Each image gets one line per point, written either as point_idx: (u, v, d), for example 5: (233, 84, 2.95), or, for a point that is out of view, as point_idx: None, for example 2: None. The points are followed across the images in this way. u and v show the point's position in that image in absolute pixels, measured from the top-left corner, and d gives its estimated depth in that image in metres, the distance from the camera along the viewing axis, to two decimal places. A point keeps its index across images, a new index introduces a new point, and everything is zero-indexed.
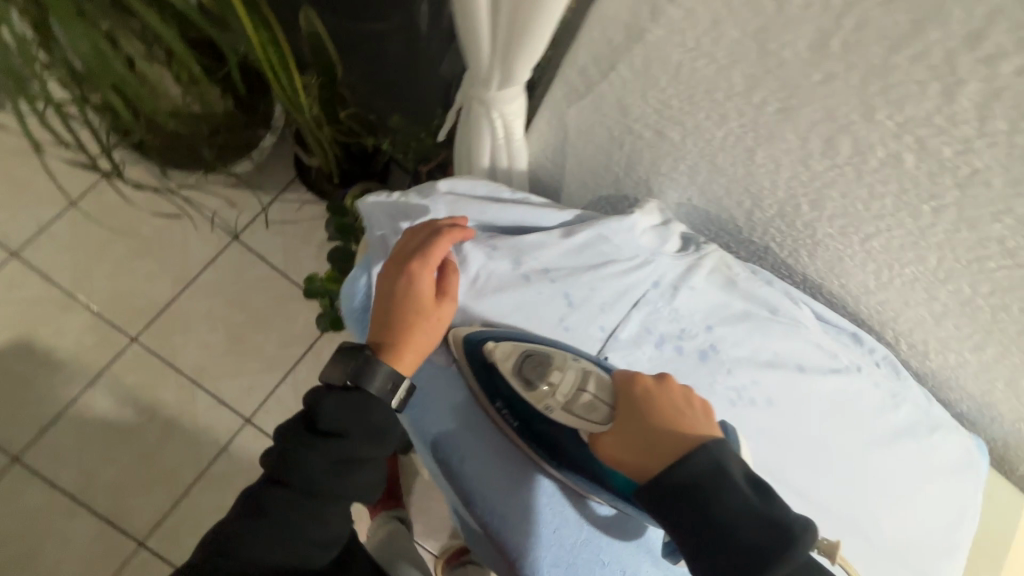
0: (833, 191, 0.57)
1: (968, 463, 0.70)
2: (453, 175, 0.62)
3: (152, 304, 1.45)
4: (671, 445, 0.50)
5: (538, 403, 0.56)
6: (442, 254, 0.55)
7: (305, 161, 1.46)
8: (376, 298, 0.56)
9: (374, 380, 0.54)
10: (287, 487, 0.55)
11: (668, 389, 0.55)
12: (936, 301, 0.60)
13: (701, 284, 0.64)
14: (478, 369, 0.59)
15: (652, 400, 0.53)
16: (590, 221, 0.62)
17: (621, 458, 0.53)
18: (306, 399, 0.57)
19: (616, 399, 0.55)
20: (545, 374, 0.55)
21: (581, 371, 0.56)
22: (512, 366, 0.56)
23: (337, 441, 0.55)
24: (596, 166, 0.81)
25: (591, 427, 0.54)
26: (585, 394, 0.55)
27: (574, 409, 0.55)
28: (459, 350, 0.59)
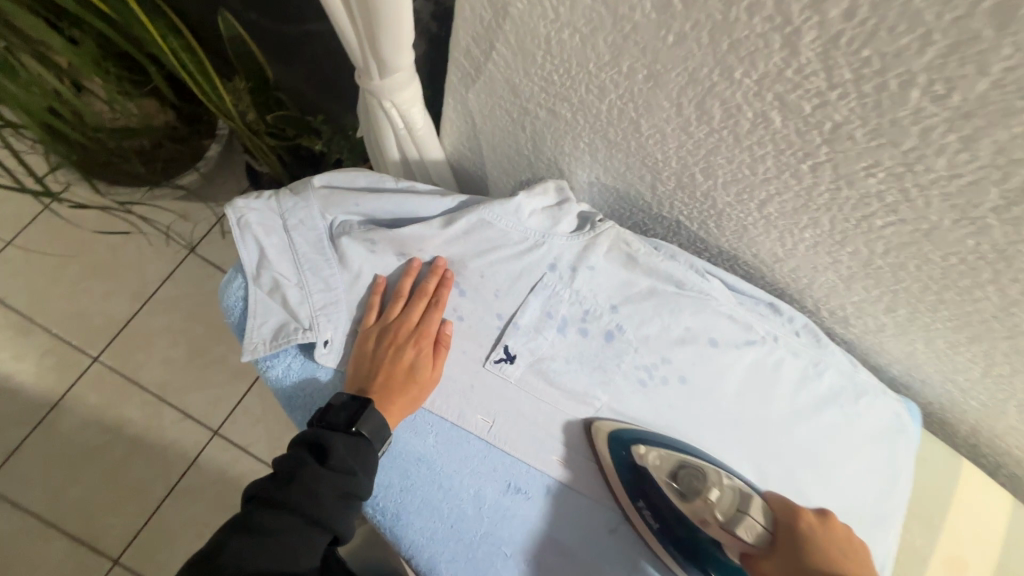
0: (719, 158, 0.55)
1: (895, 428, 0.68)
2: (329, 170, 0.60)
3: (111, 322, 1.45)
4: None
5: (693, 515, 0.55)
6: (439, 327, 0.58)
7: (257, 167, 1.39)
8: (368, 355, 0.56)
9: (368, 421, 0.51)
10: (285, 512, 0.48)
11: (831, 530, 0.55)
12: (841, 264, 0.58)
13: (600, 263, 0.62)
14: (621, 468, 0.58)
15: (817, 539, 0.53)
16: (473, 206, 0.60)
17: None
18: (314, 434, 0.51)
19: (777, 527, 0.54)
20: (703, 488, 0.55)
21: (738, 494, 0.55)
22: (666, 472, 0.56)
23: (345, 476, 0.50)
24: (508, 150, 0.78)
25: (749, 549, 0.54)
26: (747, 519, 0.54)
27: (734, 530, 0.53)
28: (605, 448, 0.59)
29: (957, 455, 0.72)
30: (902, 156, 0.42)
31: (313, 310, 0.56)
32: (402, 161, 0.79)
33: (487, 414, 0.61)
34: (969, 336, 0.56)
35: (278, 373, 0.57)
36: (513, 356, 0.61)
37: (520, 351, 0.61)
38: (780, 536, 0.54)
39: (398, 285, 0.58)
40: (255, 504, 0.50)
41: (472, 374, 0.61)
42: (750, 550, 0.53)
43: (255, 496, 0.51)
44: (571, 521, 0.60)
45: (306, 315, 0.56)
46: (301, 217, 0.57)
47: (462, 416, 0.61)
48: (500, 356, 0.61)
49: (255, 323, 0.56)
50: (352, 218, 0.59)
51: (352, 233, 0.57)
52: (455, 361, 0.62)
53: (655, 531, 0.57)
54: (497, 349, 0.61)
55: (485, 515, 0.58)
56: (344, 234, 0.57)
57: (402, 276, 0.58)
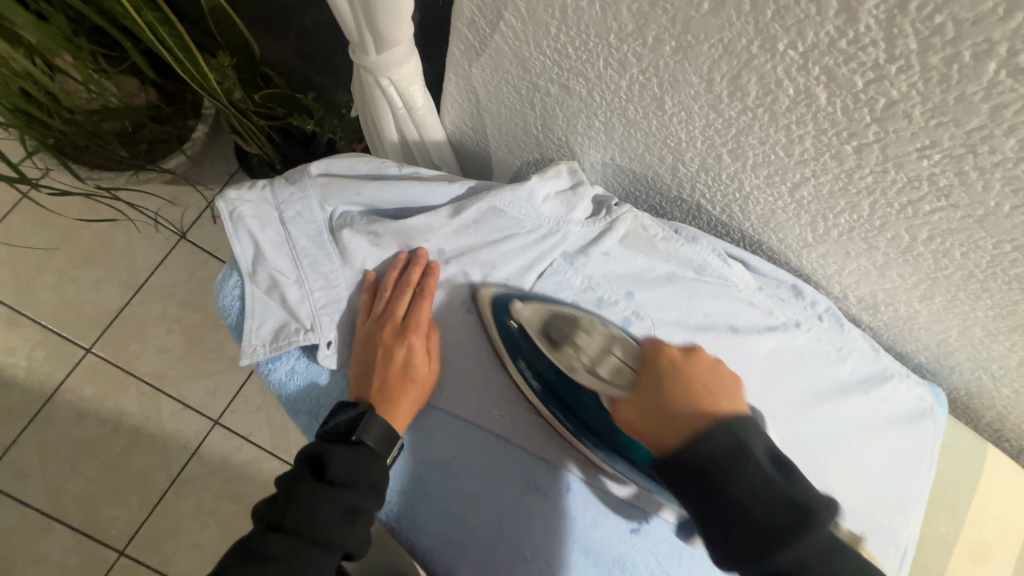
0: (751, 138, 0.50)
1: (926, 415, 0.65)
2: (327, 156, 0.55)
3: (102, 312, 1.38)
4: (691, 417, 0.44)
5: (562, 363, 0.52)
6: (428, 317, 0.53)
7: (245, 148, 1.29)
8: (361, 362, 0.52)
9: (371, 429, 0.48)
10: (285, 534, 0.44)
11: (699, 363, 0.49)
12: (877, 251, 0.54)
13: (616, 249, 0.58)
14: (502, 332, 0.55)
15: (679, 372, 0.48)
16: (481, 192, 0.55)
17: (632, 423, 0.48)
18: (311, 447, 0.47)
19: (640, 363, 0.50)
20: (571, 333, 0.52)
21: (608, 334, 0.52)
22: (536, 327, 0.53)
23: (347, 490, 0.46)
24: (514, 129, 0.73)
25: (611, 390, 0.50)
26: (610, 356, 0.50)
27: (598, 370, 0.50)
28: (489, 315, 0.55)
29: (983, 440, 0.69)
30: (964, 136, 0.38)
31: (315, 310, 0.52)
32: (400, 142, 0.76)
33: (505, 410, 0.55)
34: (1011, 325, 0.53)
35: (281, 376, 0.53)
36: None
37: None
38: (643, 373, 0.49)
39: (383, 279, 0.53)
40: (255, 529, 0.46)
41: (485, 372, 0.56)
42: (614, 392, 0.49)
43: (256, 519, 0.47)
44: (591, 515, 0.54)
45: (307, 315, 0.51)
46: (298, 208, 0.52)
47: (480, 414, 0.55)
48: None
49: (251, 325, 0.51)
50: (353, 209, 0.54)
51: (353, 226, 0.53)
52: (465, 356, 0.57)
53: (539, 393, 0.55)
54: None
55: (503, 522, 0.52)
56: (345, 227, 0.53)
57: (387, 270, 0.53)
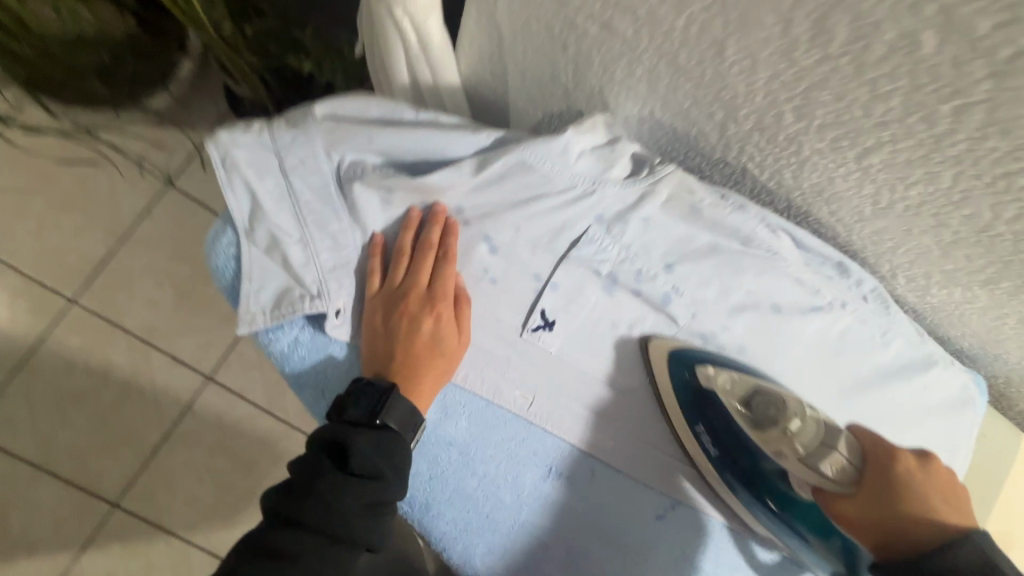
0: (824, 94, 0.44)
1: (962, 401, 0.62)
2: (333, 95, 0.48)
3: (86, 261, 1.28)
4: (933, 537, 0.42)
5: (765, 445, 0.49)
6: (455, 284, 0.47)
7: (236, 90, 1.18)
8: (381, 334, 0.45)
9: (395, 410, 0.42)
10: (302, 531, 0.39)
11: (927, 473, 0.46)
12: (946, 229, 0.49)
13: (657, 216, 0.52)
14: (680, 389, 0.52)
15: (910, 479, 0.45)
16: (509, 144, 0.48)
17: (857, 527, 0.45)
18: (330, 431, 0.41)
19: (866, 464, 0.47)
20: (780, 418, 0.49)
21: (823, 425, 0.48)
22: (738, 396, 0.51)
23: (372, 480, 0.40)
24: (540, 75, 0.66)
25: (825, 485, 0.47)
26: (836, 455, 0.47)
27: (817, 464, 0.47)
28: (660, 369, 0.52)
29: (1015, 430, 0.67)
30: None
31: (321, 273, 0.46)
32: (411, 86, 0.69)
33: (526, 390, 0.52)
34: None
35: (283, 348, 0.47)
36: (552, 322, 0.52)
37: (559, 315, 0.52)
38: (869, 477, 0.46)
39: (397, 243, 0.47)
40: (266, 522, 0.40)
41: (509, 346, 0.52)
42: (829, 486, 0.47)
43: (263, 514, 0.41)
44: (620, 507, 0.52)
45: (312, 280, 0.45)
46: (299, 155, 0.46)
47: (500, 392, 0.52)
48: (537, 323, 0.52)
49: (250, 288, 0.46)
50: (364, 158, 0.47)
51: (364, 178, 0.46)
52: (488, 330, 0.53)
53: (714, 459, 0.52)
54: (534, 315, 0.52)
55: (524, 503, 0.51)
56: (355, 180, 0.46)
57: (400, 232, 0.47)
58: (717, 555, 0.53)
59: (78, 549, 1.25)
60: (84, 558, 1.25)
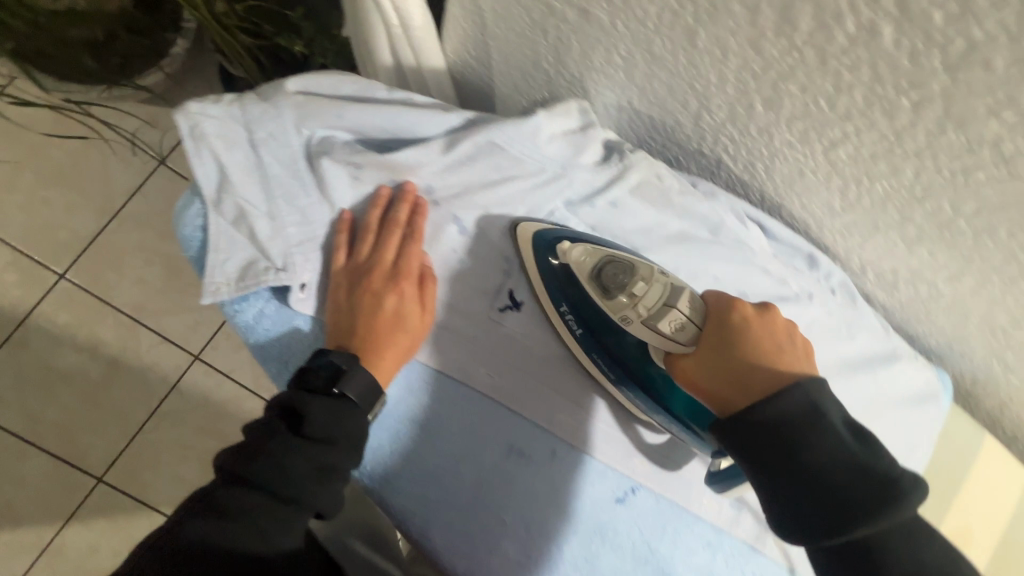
0: (791, 85, 0.44)
1: (927, 395, 0.62)
2: (307, 72, 0.48)
3: (75, 237, 1.28)
4: (762, 382, 0.43)
5: (615, 314, 0.50)
6: (421, 262, 0.48)
7: (231, 72, 1.18)
8: (346, 308, 0.46)
9: (354, 381, 0.42)
10: (252, 491, 0.39)
11: (770, 323, 0.47)
12: (909, 224, 0.50)
13: (625, 201, 0.53)
14: (545, 274, 0.52)
15: (748, 331, 0.46)
16: (479, 125, 0.50)
17: (699, 382, 0.46)
18: (288, 397, 0.42)
19: (707, 321, 0.47)
20: (628, 283, 0.49)
21: (670, 287, 0.48)
22: (588, 271, 0.51)
23: (325, 447, 0.41)
24: (521, 61, 0.66)
25: (670, 347, 0.48)
26: (674, 312, 0.47)
27: (656, 325, 0.48)
28: (527, 252, 0.52)
29: (978, 428, 0.67)
30: None
31: (287, 247, 0.46)
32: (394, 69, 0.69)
33: (492, 369, 0.52)
34: None
35: (248, 319, 0.47)
36: (520, 303, 0.53)
37: (527, 297, 0.53)
38: (709, 332, 0.47)
39: (364, 218, 0.47)
40: (218, 480, 0.41)
41: (476, 325, 0.52)
42: (673, 349, 0.48)
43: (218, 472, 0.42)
44: (584, 491, 0.52)
45: (278, 253, 0.45)
46: (271, 129, 0.46)
47: (465, 371, 0.52)
48: (504, 303, 0.52)
49: (216, 258, 0.45)
50: (335, 134, 0.48)
51: (334, 154, 0.47)
52: (455, 312, 0.52)
53: (579, 338, 0.53)
54: (501, 295, 0.52)
55: (485, 482, 0.51)
56: (325, 155, 0.47)
57: (368, 208, 0.48)
58: (678, 540, 0.53)
59: (62, 522, 1.26)
60: (68, 530, 1.26)
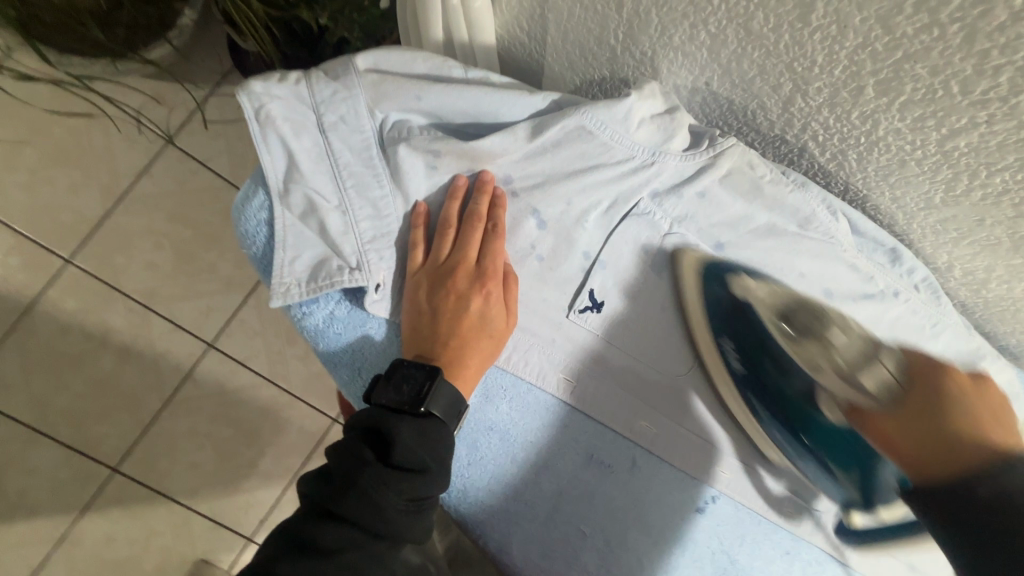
0: (919, 66, 0.40)
1: (1015, 399, 0.58)
2: (378, 46, 0.43)
3: (82, 220, 1.21)
4: (972, 453, 0.44)
5: (805, 359, 0.50)
6: (505, 261, 0.44)
7: (240, 44, 1.10)
8: (424, 311, 0.42)
9: (441, 397, 0.39)
10: (342, 525, 0.36)
11: (956, 388, 0.48)
12: (1023, 220, 0.46)
13: (717, 192, 0.48)
14: (710, 304, 0.50)
15: (943, 397, 0.47)
16: (568, 108, 0.45)
17: (897, 444, 0.47)
18: (373, 417, 0.38)
19: (910, 382, 0.48)
20: (822, 331, 0.50)
21: (864, 341, 0.49)
22: (771, 306, 0.50)
23: (417, 475, 0.37)
24: (583, 38, 0.61)
25: (863, 403, 0.49)
26: (879, 370, 0.49)
27: (860, 383, 0.48)
28: (694, 282, 0.50)
29: None
30: None
31: (360, 244, 0.42)
32: (441, 43, 0.64)
33: (570, 373, 0.49)
34: None
35: (317, 323, 0.43)
36: (601, 304, 0.49)
37: (608, 296, 0.49)
38: (912, 396, 0.47)
39: (443, 214, 0.43)
40: (303, 513, 0.37)
41: (554, 326, 0.49)
42: (866, 404, 0.48)
43: (300, 502, 0.38)
44: (664, 499, 0.50)
45: (352, 252, 0.41)
46: (342, 113, 0.42)
47: (542, 375, 0.48)
48: (585, 305, 0.49)
49: (281, 256, 0.41)
50: (409, 119, 0.44)
51: (411, 141, 0.42)
52: (532, 313, 0.49)
53: (738, 376, 0.51)
54: (582, 295, 0.49)
55: (565, 492, 0.48)
56: (400, 143, 0.42)
57: (446, 202, 0.43)
58: (757, 550, 0.52)
59: (77, 514, 1.22)
60: (84, 522, 1.23)
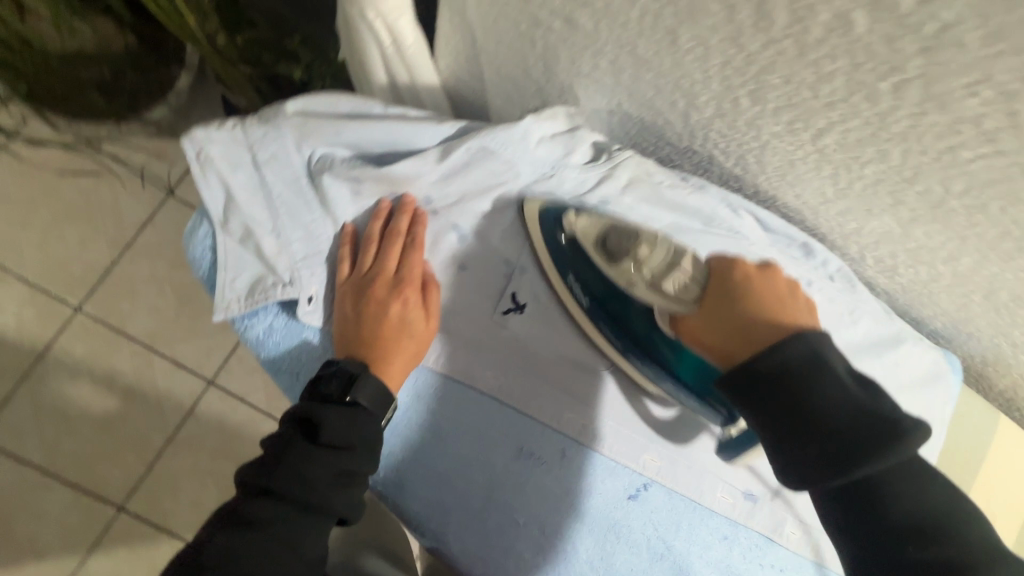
0: (774, 77, 0.45)
1: (934, 376, 0.62)
2: (304, 93, 0.50)
3: (91, 270, 1.31)
4: (762, 333, 0.43)
5: (621, 279, 0.52)
6: (422, 270, 0.51)
7: (232, 101, 1.20)
8: (351, 319, 0.48)
9: (365, 389, 0.44)
10: (274, 500, 0.42)
11: (772, 277, 0.47)
12: (903, 207, 0.50)
13: (617, 199, 0.55)
14: (554, 249, 0.54)
15: (750, 285, 0.46)
16: (470, 133, 0.51)
17: (706, 340, 0.48)
18: (302, 407, 0.44)
19: (709, 280, 0.48)
20: (631, 248, 0.51)
21: (672, 250, 0.49)
22: (594, 238, 0.52)
23: (342, 453, 0.43)
24: (513, 74, 0.68)
25: (674, 307, 0.49)
26: (678, 271, 0.49)
27: (661, 285, 0.49)
28: (535, 230, 0.54)
29: (993, 411, 0.67)
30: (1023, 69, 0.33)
31: (294, 262, 0.48)
32: (389, 85, 0.71)
33: (497, 370, 0.53)
34: None
35: (258, 334, 0.50)
36: (523, 305, 0.54)
37: (528, 297, 0.55)
38: (711, 288, 0.48)
39: (366, 230, 0.50)
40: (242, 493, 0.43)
41: (480, 327, 0.54)
42: (677, 308, 0.49)
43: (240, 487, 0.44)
44: (594, 488, 0.53)
45: (287, 269, 0.48)
46: (273, 149, 0.48)
47: (471, 373, 0.53)
48: (507, 306, 0.54)
49: (225, 276, 0.48)
50: (335, 152, 0.50)
51: (334, 170, 0.49)
52: (460, 317, 0.54)
53: (586, 309, 0.54)
54: (504, 298, 0.54)
55: (497, 484, 0.52)
56: (325, 171, 0.49)
57: (369, 220, 0.50)
58: (694, 535, 0.54)
59: (85, 553, 1.27)
60: (91, 561, 1.27)
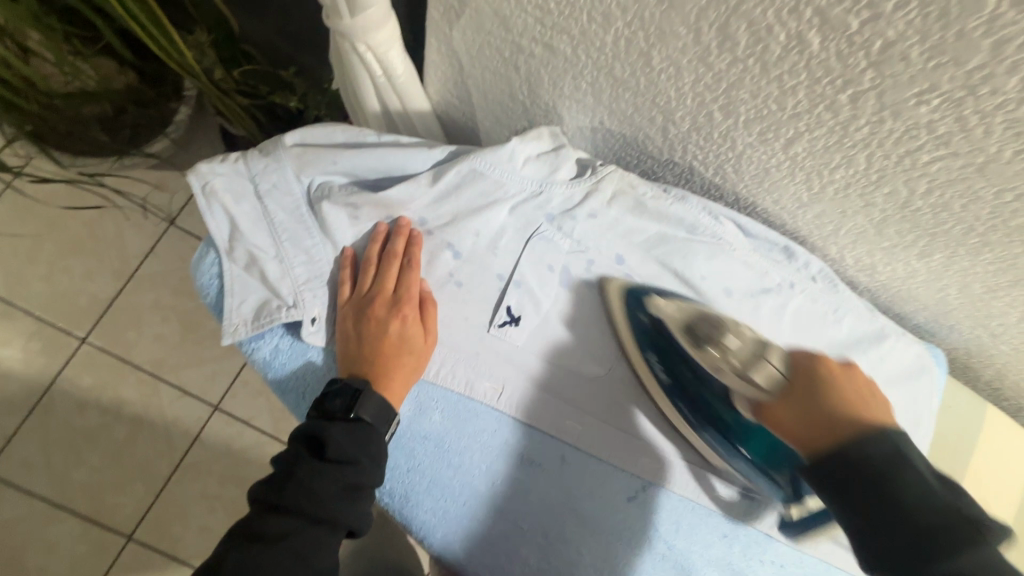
0: (742, 92, 0.48)
1: (919, 370, 0.64)
2: (302, 125, 0.54)
3: (96, 301, 1.33)
4: (849, 428, 0.44)
5: (708, 363, 0.53)
6: (419, 287, 0.53)
7: (231, 131, 1.23)
8: (353, 338, 0.51)
9: (368, 404, 0.47)
10: (285, 514, 0.44)
11: (855, 376, 0.49)
12: (874, 208, 0.53)
13: (604, 210, 0.56)
14: (634, 326, 0.56)
15: (835, 383, 0.48)
16: (460, 156, 0.54)
17: (791, 427, 0.47)
18: (309, 424, 0.46)
19: (794, 372, 0.50)
20: (719, 337, 0.52)
21: (759, 340, 0.51)
22: (680, 322, 0.54)
23: (348, 466, 0.45)
24: (499, 98, 0.71)
25: (758, 395, 0.50)
26: (766, 363, 0.50)
27: (749, 375, 0.50)
28: (619, 308, 0.57)
29: (980, 401, 0.68)
30: (965, 78, 0.36)
31: (296, 285, 0.51)
32: (381, 112, 0.74)
33: (495, 381, 0.55)
34: (1011, 280, 0.52)
35: (265, 355, 0.52)
36: (518, 318, 0.56)
37: (525, 311, 0.56)
38: (796, 380, 0.49)
39: (365, 253, 0.52)
40: (254, 510, 0.45)
41: (477, 341, 0.56)
42: (762, 397, 0.50)
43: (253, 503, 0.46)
44: (594, 491, 0.55)
45: (289, 291, 0.51)
46: (274, 180, 0.52)
47: (470, 386, 0.55)
48: (504, 319, 0.56)
49: (232, 301, 0.51)
50: (332, 179, 0.53)
51: (331, 197, 0.52)
52: (457, 331, 0.56)
53: (664, 385, 0.56)
54: (500, 312, 0.55)
55: (500, 492, 0.54)
56: (323, 199, 0.52)
57: (368, 243, 0.53)
58: (694, 536, 0.55)
59: None
60: None
